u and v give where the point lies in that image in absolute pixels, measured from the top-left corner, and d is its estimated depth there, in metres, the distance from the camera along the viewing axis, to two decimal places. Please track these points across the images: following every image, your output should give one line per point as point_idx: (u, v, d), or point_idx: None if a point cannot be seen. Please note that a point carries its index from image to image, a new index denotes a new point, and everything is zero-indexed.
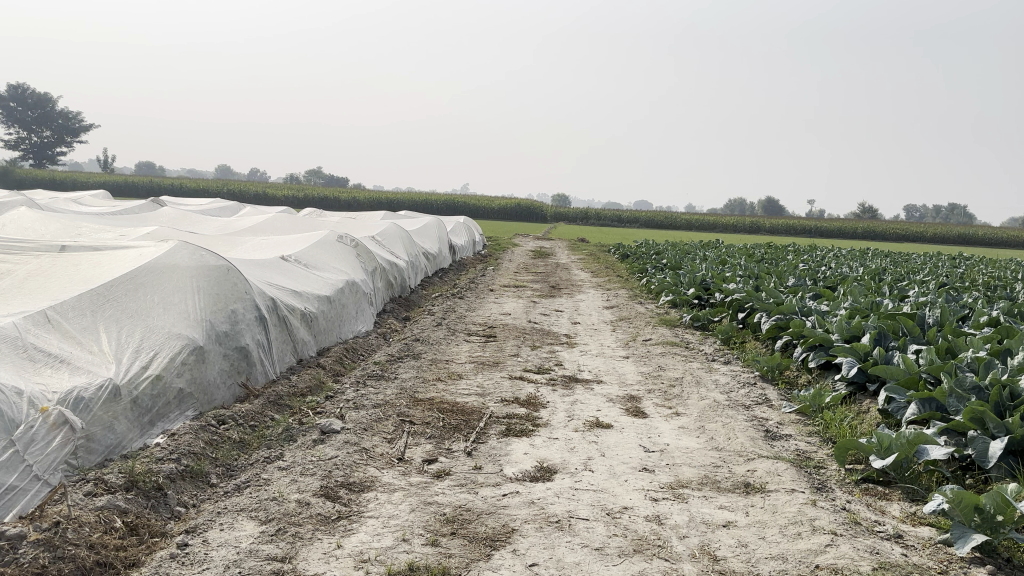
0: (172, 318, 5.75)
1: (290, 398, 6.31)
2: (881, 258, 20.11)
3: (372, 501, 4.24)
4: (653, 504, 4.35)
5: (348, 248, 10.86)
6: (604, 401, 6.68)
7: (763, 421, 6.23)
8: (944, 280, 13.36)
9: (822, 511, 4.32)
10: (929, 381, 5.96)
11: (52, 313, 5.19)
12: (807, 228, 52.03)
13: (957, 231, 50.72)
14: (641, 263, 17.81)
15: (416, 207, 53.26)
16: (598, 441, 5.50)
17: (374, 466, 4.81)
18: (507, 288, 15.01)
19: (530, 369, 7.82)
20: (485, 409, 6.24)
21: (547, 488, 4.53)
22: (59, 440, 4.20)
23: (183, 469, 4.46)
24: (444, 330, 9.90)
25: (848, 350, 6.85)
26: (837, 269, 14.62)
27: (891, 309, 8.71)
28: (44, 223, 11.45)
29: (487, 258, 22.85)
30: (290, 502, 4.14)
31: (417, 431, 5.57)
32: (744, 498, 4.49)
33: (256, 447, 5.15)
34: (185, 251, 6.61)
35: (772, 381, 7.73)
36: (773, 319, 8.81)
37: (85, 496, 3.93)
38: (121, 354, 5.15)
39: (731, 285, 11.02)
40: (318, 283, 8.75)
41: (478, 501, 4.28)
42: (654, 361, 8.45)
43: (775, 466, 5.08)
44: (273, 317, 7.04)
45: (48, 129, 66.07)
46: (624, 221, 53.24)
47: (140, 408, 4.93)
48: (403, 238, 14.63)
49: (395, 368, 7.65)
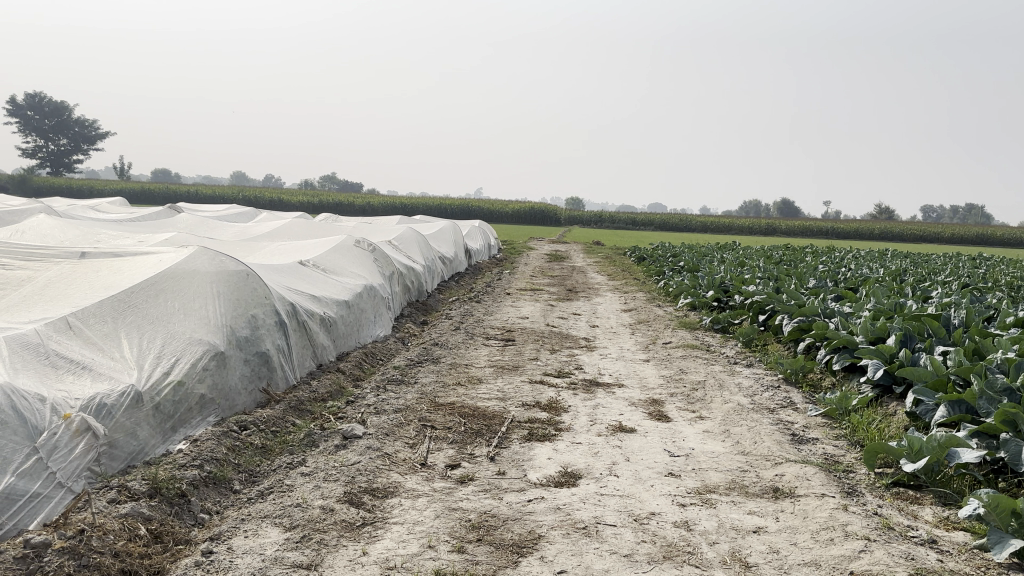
0: (193, 324, 5.73)
1: (311, 403, 6.29)
2: (901, 259, 19.92)
3: (396, 507, 4.19)
4: (681, 510, 4.28)
5: (365, 252, 10.84)
6: (626, 405, 6.61)
7: (788, 425, 6.15)
8: (967, 280, 13.22)
9: (854, 516, 4.24)
10: (958, 383, 5.86)
11: (73, 320, 5.19)
12: (823, 229, 51.70)
13: (976, 232, 50.19)
14: (658, 266, 17.69)
15: (430, 211, 53.24)
16: (622, 446, 5.43)
17: (397, 471, 4.76)
18: (524, 292, 14.97)
19: (551, 373, 7.76)
20: (507, 413, 6.19)
21: (573, 493, 4.47)
22: (82, 447, 4.18)
23: (206, 475, 4.44)
24: (463, 334, 9.86)
25: (873, 352, 6.76)
26: (858, 270, 14.44)
27: (915, 310, 8.59)
28: (63, 231, 11.50)
29: (502, 261, 22.81)
30: (314, 509, 4.10)
31: (439, 437, 5.53)
32: (773, 504, 4.41)
33: (278, 453, 5.12)
34: (204, 256, 6.61)
35: (795, 384, 7.63)
36: (795, 321, 8.72)
37: (109, 504, 3.91)
38: (142, 360, 5.14)
39: (752, 287, 10.93)
40: (337, 288, 8.73)
41: (504, 507, 4.23)
42: (675, 365, 8.37)
43: (803, 470, 5.00)
44: (293, 322, 7.02)
45: (65, 137, 66.66)
46: (639, 223, 53.10)
47: (161, 414, 4.92)
48: (419, 242, 14.60)
49: (415, 373, 7.61)
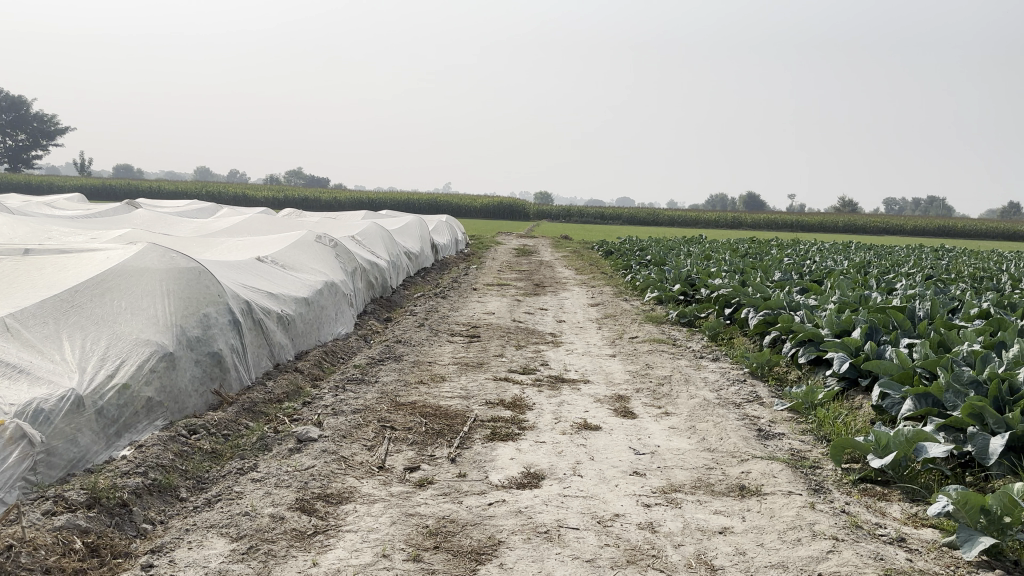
0: (141, 324, 5.50)
1: (266, 405, 6.08)
2: (865, 252, 20.00)
3: (351, 513, 4.02)
4: (646, 511, 4.15)
5: (326, 248, 10.60)
6: (591, 401, 6.48)
7: (754, 420, 6.06)
8: (930, 273, 13.29)
9: (822, 514, 4.15)
10: (924, 376, 5.82)
11: (11, 321, 4.94)
12: (789, 221, 52.11)
13: (937, 224, 50.94)
14: (626, 260, 17.63)
15: (398, 205, 52.85)
16: (587, 444, 5.31)
17: (353, 475, 4.59)
18: (491, 287, 14.81)
19: (515, 370, 7.61)
20: (469, 412, 6.03)
21: (535, 496, 4.33)
22: (16, 455, 3.95)
23: (150, 483, 4.23)
24: (427, 330, 9.68)
25: (839, 345, 6.71)
26: (823, 262, 14.49)
27: (880, 302, 8.57)
28: (13, 228, 11.13)
29: (470, 256, 22.67)
30: (263, 517, 3.92)
31: (398, 438, 5.35)
32: (740, 502, 4.31)
33: (229, 458, 4.92)
34: (154, 253, 6.37)
35: (761, 378, 7.57)
36: (761, 315, 8.64)
37: (43, 516, 3.68)
38: (85, 363, 4.90)
39: (718, 280, 10.87)
40: (296, 285, 8.50)
41: (463, 511, 4.07)
42: (642, 360, 8.26)
43: (769, 467, 4.90)
44: (248, 320, 6.79)
45: (22, 132, 65.16)
46: (607, 217, 53.04)
47: (105, 419, 4.69)
48: (384, 238, 14.37)
49: (376, 371, 7.43)
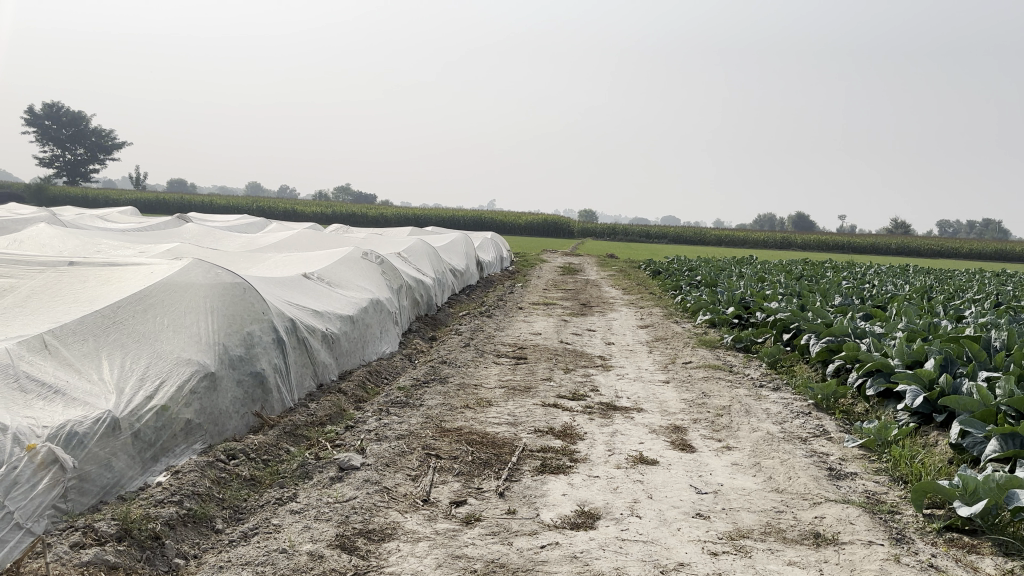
0: (183, 342, 5.33)
1: (307, 428, 5.85)
2: (925, 275, 19.23)
3: (394, 553, 3.76)
4: (713, 560, 3.81)
5: (373, 265, 10.42)
6: (646, 432, 6.14)
7: (823, 457, 5.66)
8: (997, 299, 12.68)
9: (908, 569, 3.79)
10: (1009, 415, 5.36)
11: (50, 338, 4.81)
12: (840, 242, 50.87)
13: (994, 246, 49.35)
14: (675, 280, 17.18)
15: (443, 223, 52.99)
16: (644, 480, 4.98)
17: (397, 509, 4.32)
18: (537, 306, 14.52)
19: (565, 396, 7.29)
20: (518, 441, 5.74)
21: (591, 539, 4.01)
22: (47, 481, 3.78)
23: (185, 514, 4.02)
24: (473, 351, 9.41)
25: (911, 377, 6.28)
26: (883, 287, 13.88)
27: (951, 331, 8.07)
28: (63, 241, 11.18)
29: (515, 274, 22.45)
30: (301, 555, 3.67)
31: (444, 468, 5.09)
32: (815, 552, 3.95)
33: (268, 486, 4.70)
34: (199, 268, 6.22)
35: (826, 411, 7.13)
36: (823, 342, 8.19)
37: (71, 549, 3.49)
38: (123, 383, 4.73)
39: (775, 304, 10.43)
40: (342, 302, 8.31)
41: (514, 555, 3.78)
42: (697, 387, 7.87)
43: (844, 512, 4.53)
44: (292, 339, 6.60)
45: (82, 147, 66.94)
46: (652, 236, 52.39)
47: (141, 442, 4.50)
48: (429, 255, 14.19)
49: (420, 394, 7.16)
